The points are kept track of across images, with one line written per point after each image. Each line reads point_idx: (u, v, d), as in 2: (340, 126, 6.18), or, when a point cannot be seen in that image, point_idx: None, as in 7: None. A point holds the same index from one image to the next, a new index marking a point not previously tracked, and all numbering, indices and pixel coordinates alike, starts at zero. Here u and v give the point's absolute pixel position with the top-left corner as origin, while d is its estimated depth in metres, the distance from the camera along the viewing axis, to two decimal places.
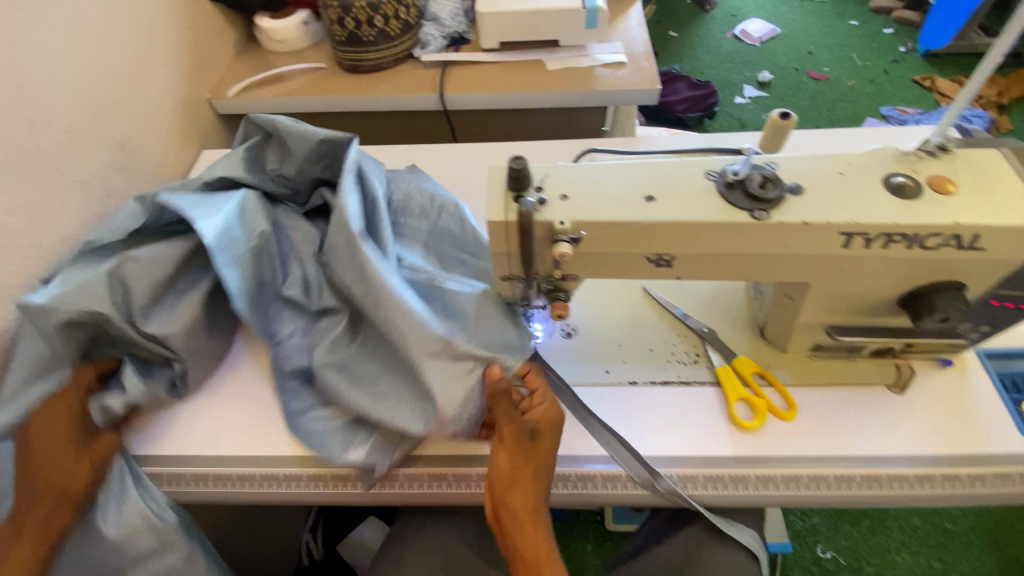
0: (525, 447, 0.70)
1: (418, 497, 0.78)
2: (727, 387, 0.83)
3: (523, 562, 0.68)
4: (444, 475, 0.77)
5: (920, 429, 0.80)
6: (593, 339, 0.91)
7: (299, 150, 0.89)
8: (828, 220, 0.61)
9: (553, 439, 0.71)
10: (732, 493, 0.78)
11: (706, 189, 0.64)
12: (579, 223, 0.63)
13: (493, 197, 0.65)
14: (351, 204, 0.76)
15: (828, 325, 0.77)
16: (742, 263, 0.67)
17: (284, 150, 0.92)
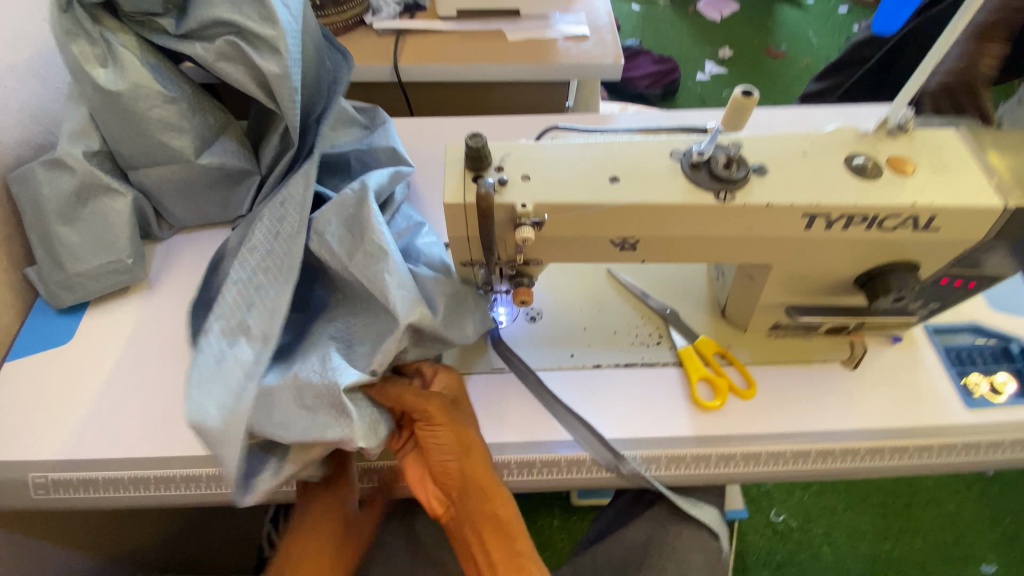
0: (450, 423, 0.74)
1: None
2: (689, 367, 0.84)
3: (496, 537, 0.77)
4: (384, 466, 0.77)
5: (871, 404, 0.82)
6: (557, 323, 0.89)
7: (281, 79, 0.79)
8: (791, 203, 0.61)
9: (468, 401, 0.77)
10: (695, 472, 0.79)
11: (671, 170, 0.62)
12: (542, 206, 0.60)
13: (450, 178, 0.61)
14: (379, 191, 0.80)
15: (787, 306, 0.78)
16: (706, 246, 0.66)
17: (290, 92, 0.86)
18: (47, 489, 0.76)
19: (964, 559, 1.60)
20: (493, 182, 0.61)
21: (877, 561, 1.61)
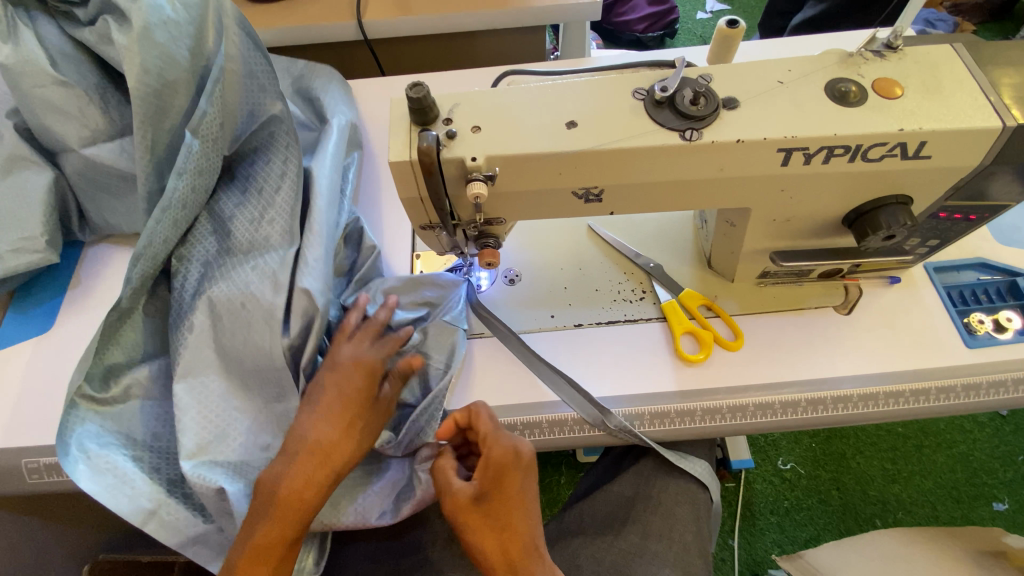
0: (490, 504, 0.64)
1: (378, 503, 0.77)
2: (672, 321, 0.80)
3: None
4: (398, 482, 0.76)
5: (865, 350, 0.79)
6: (536, 284, 0.86)
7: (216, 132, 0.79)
8: (765, 136, 0.56)
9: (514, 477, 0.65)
10: (681, 428, 0.75)
11: (633, 109, 0.57)
12: (493, 158, 0.56)
13: (394, 135, 0.57)
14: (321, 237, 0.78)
15: (772, 252, 0.74)
16: (676, 192, 0.61)
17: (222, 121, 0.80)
18: (41, 473, 0.78)
19: (976, 499, 1.59)
20: (440, 135, 0.57)
21: (887, 504, 1.60)
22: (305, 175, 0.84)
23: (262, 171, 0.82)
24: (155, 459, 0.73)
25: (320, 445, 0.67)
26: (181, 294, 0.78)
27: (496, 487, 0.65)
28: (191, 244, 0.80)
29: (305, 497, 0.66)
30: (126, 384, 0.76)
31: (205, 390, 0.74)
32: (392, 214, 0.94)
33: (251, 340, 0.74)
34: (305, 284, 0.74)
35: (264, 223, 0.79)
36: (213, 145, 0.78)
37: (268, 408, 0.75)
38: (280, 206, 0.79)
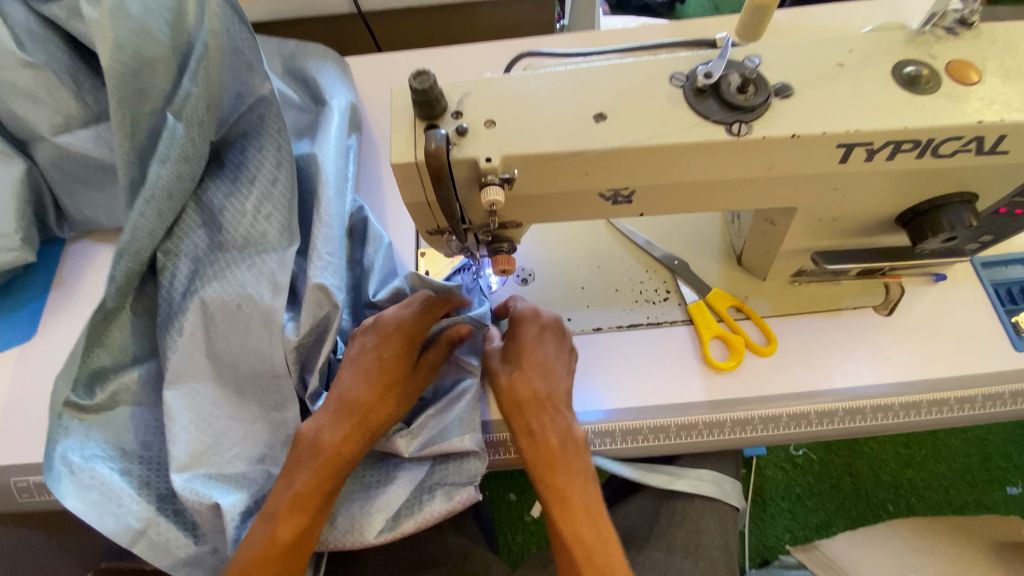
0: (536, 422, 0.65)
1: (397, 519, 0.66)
2: (699, 325, 0.75)
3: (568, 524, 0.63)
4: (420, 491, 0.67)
5: (907, 355, 0.73)
6: (552, 284, 0.80)
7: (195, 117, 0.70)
8: (824, 130, 0.48)
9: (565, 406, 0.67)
10: (710, 440, 0.70)
11: (671, 99, 0.50)
12: (510, 158, 0.49)
13: (397, 132, 0.51)
14: (326, 224, 0.70)
15: (813, 252, 0.67)
16: (716, 192, 0.54)
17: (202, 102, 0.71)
18: (30, 492, 0.72)
19: (989, 482, 1.56)
20: (449, 131, 0.50)
21: (899, 488, 1.58)
22: (302, 163, 0.76)
23: (254, 159, 0.74)
24: (148, 472, 0.67)
25: (363, 400, 0.64)
26: (170, 295, 0.71)
27: (524, 395, 0.66)
28: (180, 238, 0.72)
29: (346, 450, 0.63)
30: (113, 390, 0.69)
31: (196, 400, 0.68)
32: (394, 209, 0.85)
33: (249, 346, 0.68)
34: (319, 280, 0.66)
35: (260, 217, 0.71)
36: (200, 130, 0.71)
37: (264, 417, 0.69)
38: (277, 198, 0.72)
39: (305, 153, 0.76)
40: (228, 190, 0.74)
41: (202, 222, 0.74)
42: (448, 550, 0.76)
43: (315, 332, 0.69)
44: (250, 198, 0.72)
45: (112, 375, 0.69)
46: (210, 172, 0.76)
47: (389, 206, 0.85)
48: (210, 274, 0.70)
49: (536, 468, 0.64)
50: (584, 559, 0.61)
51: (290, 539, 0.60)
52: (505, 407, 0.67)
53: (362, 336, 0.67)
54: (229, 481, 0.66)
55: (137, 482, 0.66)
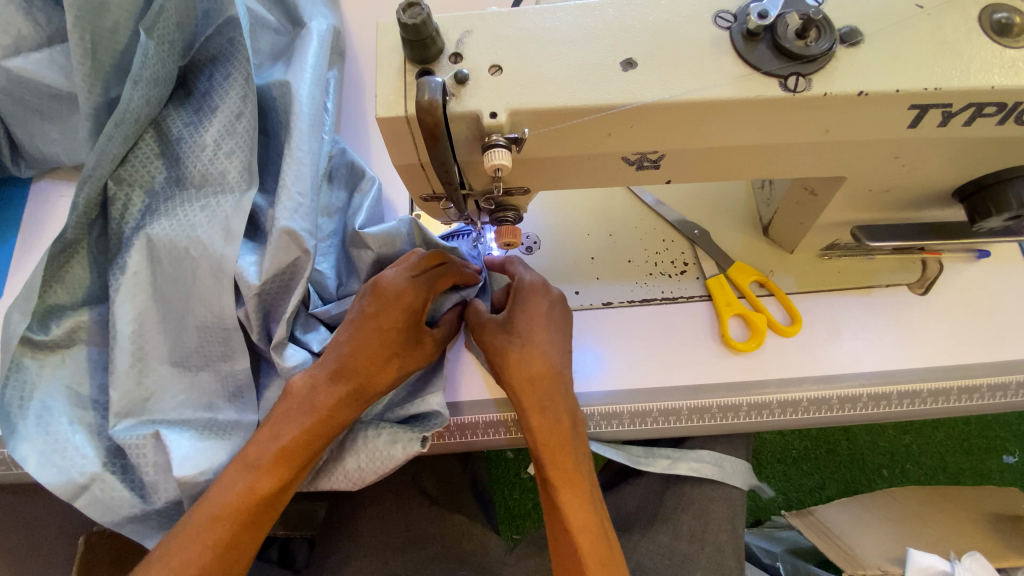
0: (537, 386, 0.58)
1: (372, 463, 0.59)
2: (718, 301, 0.69)
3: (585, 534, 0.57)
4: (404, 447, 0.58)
5: (941, 338, 0.67)
6: (559, 252, 0.73)
7: (161, 31, 0.61)
8: (896, 88, 0.40)
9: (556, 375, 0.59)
10: (721, 425, 0.66)
11: (715, 45, 0.41)
12: (518, 115, 0.41)
13: (384, 77, 0.42)
14: (297, 159, 0.61)
15: (854, 226, 0.60)
16: (758, 158, 0.46)
17: (173, 17, 0.62)
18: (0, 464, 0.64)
19: (987, 451, 1.44)
20: (446, 78, 0.41)
21: (895, 454, 1.45)
22: (268, 93, 0.66)
23: (220, 88, 0.65)
24: (98, 419, 0.60)
25: (356, 362, 0.57)
26: (120, 230, 0.63)
27: (536, 371, 0.59)
28: (136, 168, 0.64)
29: (337, 418, 0.57)
30: (70, 328, 0.61)
31: (150, 353, 0.60)
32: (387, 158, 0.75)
33: (198, 298, 0.60)
34: (288, 223, 0.58)
35: (221, 152, 0.63)
36: (169, 50, 0.63)
37: (210, 367, 0.62)
38: (241, 133, 0.63)
39: (277, 80, 0.65)
40: (194, 120, 0.65)
41: (164, 154, 0.65)
42: (445, 527, 0.73)
43: (280, 279, 0.60)
44: (217, 128, 0.63)
45: (69, 313, 0.61)
46: (175, 100, 0.67)
47: (378, 156, 0.76)
48: (169, 211, 0.62)
49: (540, 446, 0.58)
50: (584, 541, 0.57)
51: (268, 493, 0.55)
52: (512, 380, 0.59)
53: (362, 298, 0.59)
54: (181, 428, 0.59)
55: (89, 435, 0.59)
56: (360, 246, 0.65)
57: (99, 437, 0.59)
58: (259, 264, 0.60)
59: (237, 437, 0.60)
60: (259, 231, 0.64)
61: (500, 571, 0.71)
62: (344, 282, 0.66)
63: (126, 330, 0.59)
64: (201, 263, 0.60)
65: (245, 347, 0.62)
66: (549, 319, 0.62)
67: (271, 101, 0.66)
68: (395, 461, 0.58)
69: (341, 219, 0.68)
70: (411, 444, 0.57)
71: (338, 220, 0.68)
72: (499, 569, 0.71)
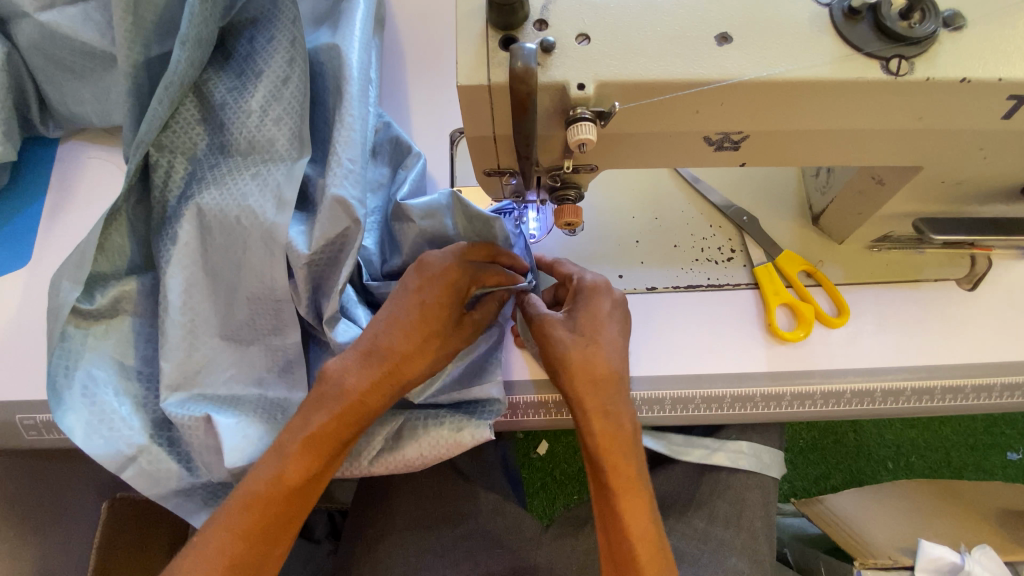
0: (603, 388, 0.56)
1: (432, 450, 0.59)
2: (766, 290, 0.68)
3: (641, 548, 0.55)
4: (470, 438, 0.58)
5: (988, 335, 0.67)
6: (605, 234, 0.72)
7: None
8: (1000, 76, 0.39)
9: (615, 383, 0.56)
10: (764, 413, 0.65)
11: (813, 24, 0.40)
12: (607, 88, 0.39)
13: (465, 42, 0.40)
14: (349, 128, 0.59)
15: (915, 218, 0.59)
16: (841, 143, 0.45)
17: None
18: (40, 430, 0.63)
19: (991, 447, 1.41)
20: (531, 46, 0.39)
21: (901, 447, 1.42)
22: (315, 58, 0.64)
23: (265, 51, 0.62)
24: (144, 391, 0.59)
25: (395, 346, 0.54)
26: (163, 199, 0.61)
27: (597, 372, 0.56)
28: (177, 134, 0.62)
29: (372, 403, 0.54)
30: (115, 297, 0.60)
31: (200, 326, 0.59)
32: (431, 131, 0.73)
33: (247, 270, 0.59)
34: (340, 189, 0.57)
35: (267, 119, 0.60)
36: (215, 9, 0.60)
37: (259, 341, 0.61)
38: (289, 99, 0.61)
39: (325, 44, 0.63)
40: (238, 85, 0.62)
41: (205, 120, 0.63)
42: (479, 506, 0.73)
43: (330, 250, 0.59)
44: (263, 94, 0.61)
45: (112, 282, 0.60)
46: (215, 63, 0.65)
47: (421, 129, 0.74)
48: (214, 180, 0.60)
49: (601, 454, 0.55)
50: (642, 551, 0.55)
51: (299, 481, 0.52)
52: (573, 382, 0.56)
53: (403, 281, 0.57)
54: (228, 405, 0.59)
55: (134, 407, 0.58)
56: (401, 219, 0.62)
57: (144, 410, 0.59)
58: (308, 234, 0.59)
59: (283, 417, 0.60)
60: (308, 201, 0.62)
61: (534, 551, 0.71)
62: (389, 259, 0.65)
63: (173, 302, 0.58)
64: (248, 233, 0.58)
65: (295, 320, 0.61)
66: (610, 319, 0.59)
67: (319, 66, 0.63)
68: (460, 448, 0.59)
69: (386, 194, 0.66)
70: (481, 430, 0.58)
71: (383, 194, 0.66)
72: (533, 548, 0.71)
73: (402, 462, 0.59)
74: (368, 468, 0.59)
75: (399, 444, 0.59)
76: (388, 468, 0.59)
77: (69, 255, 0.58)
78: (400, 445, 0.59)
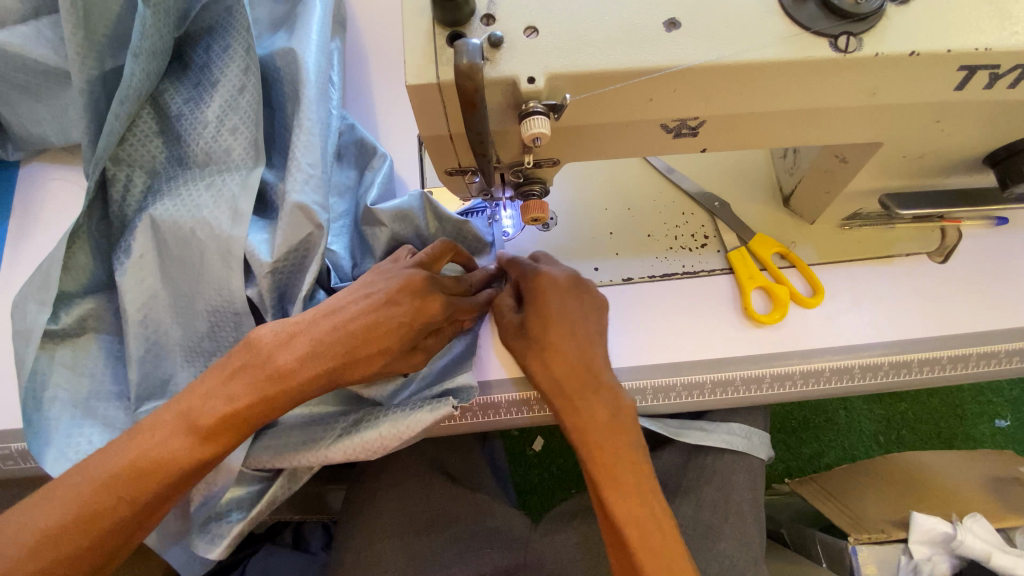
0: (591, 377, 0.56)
1: (386, 433, 0.57)
2: (740, 274, 0.68)
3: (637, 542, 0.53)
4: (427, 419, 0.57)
5: (961, 305, 0.67)
6: (579, 228, 0.72)
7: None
8: (948, 48, 0.39)
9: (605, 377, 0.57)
10: (745, 397, 0.65)
11: (760, 5, 0.40)
12: (558, 80, 0.39)
13: (412, 40, 0.40)
14: (305, 133, 0.58)
15: (882, 194, 0.59)
16: (799, 123, 0.45)
17: None
18: (15, 461, 0.62)
19: (979, 415, 1.42)
20: (480, 42, 0.39)
21: (891, 421, 1.43)
22: (271, 64, 0.63)
23: (220, 60, 0.61)
24: (114, 412, 0.58)
25: (347, 340, 0.53)
26: (123, 214, 0.61)
27: (564, 370, 0.56)
28: (135, 147, 0.61)
29: (298, 384, 0.52)
30: (80, 315, 0.59)
31: (165, 338, 0.59)
32: (398, 134, 0.73)
33: (206, 281, 0.58)
34: (300, 195, 0.56)
35: (224, 129, 0.60)
36: (166, 19, 0.59)
37: (224, 353, 0.60)
38: (245, 107, 0.59)
39: (280, 50, 0.62)
40: (193, 95, 0.61)
41: (163, 132, 0.62)
42: (468, 507, 0.73)
43: (295, 256, 0.58)
44: (218, 104, 0.60)
45: (76, 301, 0.59)
46: (171, 74, 0.64)
47: (388, 131, 0.73)
48: (172, 193, 0.59)
49: (586, 446, 0.55)
50: (637, 540, 0.52)
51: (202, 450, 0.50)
52: (564, 369, 0.56)
53: (379, 280, 0.56)
54: None
55: (105, 428, 0.57)
56: (371, 223, 0.62)
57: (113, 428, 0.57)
58: (271, 241, 0.58)
59: None
60: (270, 209, 0.61)
61: (525, 548, 0.71)
62: (359, 262, 0.65)
63: (134, 315, 0.58)
64: (207, 245, 0.57)
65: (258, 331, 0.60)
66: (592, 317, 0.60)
67: (275, 72, 0.62)
68: (417, 428, 0.57)
69: (351, 198, 0.66)
70: (438, 404, 0.56)
71: (349, 198, 0.66)
72: (525, 546, 0.71)
73: (359, 449, 0.58)
74: (324, 454, 0.58)
75: (356, 430, 0.58)
76: (343, 458, 0.58)
77: (32, 277, 0.56)
78: (358, 430, 0.58)
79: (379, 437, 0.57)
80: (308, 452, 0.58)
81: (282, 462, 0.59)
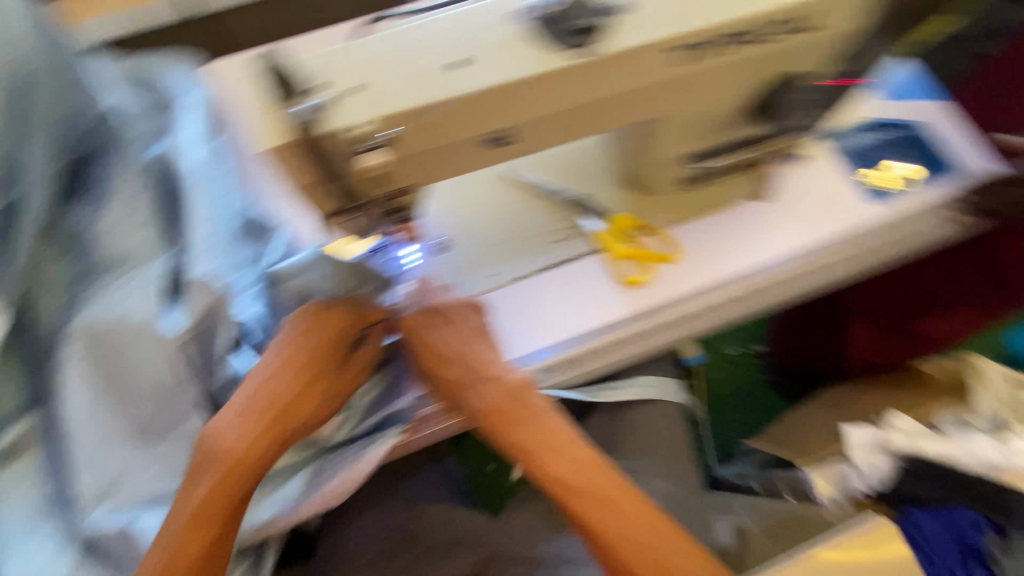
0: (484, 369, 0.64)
1: (345, 478, 0.64)
2: (609, 249, 0.80)
3: (566, 496, 0.59)
4: (379, 453, 0.65)
5: (789, 228, 0.81)
6: (469, 244, 0.82)
7: (42, 133, 0.63)
8: (659, 36, 0.53)
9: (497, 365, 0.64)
10: (638, 347, 0.78)
11: (520, 35, 0.52)
12: (385, 118, 0.50)
13: (263, 117, 0.50)
14: (198, 213, 0.66)
15: (684, 155, 0.74)
16: (587, 110, 0.57)
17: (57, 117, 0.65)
18: None
19: None
20: (315, 100, 0.50)
21: None
22: (161, 166, 0.71)
23: (114, 172, 0.68)
24: (68, 515, 0.63)
25: (276, 394, 0.59)
26: (44, 326, 0.65)
27: (446, 385, 0.64)
28: (43, 268, 0.66)
29: (249, 457, 0.59)
30: (13, 434, 0.64)
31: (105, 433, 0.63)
32: (293, 202, 0.81)
33: (139, 367, 0.63)
34: (202, 267, 0.63)
35: (126, 229, 0.66)
36: (56, 148, 0.65)
37: (170, 434, 0.65)
38: (142, 208, 0.67)
39: (167, 152, 0.70)
40: (91, 210, 0.67)
41: (66, 248, 0.67)
42: (435, 521, 0.77)
43: (211, 320, 0.64)
44: (116, 209, 0.67)
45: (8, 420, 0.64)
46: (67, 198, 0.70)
47: (282, 202, 0.82)
48: (90, 297, 0.64)
49: (494, 428, 0.62)
50: (563, 492, 0.59)
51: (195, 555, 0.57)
52: (458, 371, 0.63)
53: (295, 325, 0.62)
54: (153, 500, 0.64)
55: (60, 534, 0.62)
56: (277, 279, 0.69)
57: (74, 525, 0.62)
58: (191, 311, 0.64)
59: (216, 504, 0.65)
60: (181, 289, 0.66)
61: (493, 540, 0.76)
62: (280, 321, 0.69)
63: (72, 419, 0.62)
64: (127, 329, 0.62)
65: (193, 403, 0.65)
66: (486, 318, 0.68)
67: (166, 170, 0.70)
68: (371, 463, 0.65)
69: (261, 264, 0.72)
70: (386, 437, 0.66)
71: (258, 267, 0.71)
72: (491, 537, 0.76)
73: (324, 497, 0.65)
74: (295, 508, 0.65)
75: (320, 483, 0.66)
76: (314, 510, 0.65)
77: None
78: (319, 481, 0.66)
79: (339, 484, 0.65)
80: (281, 513, 0.65)
81: (260, 529, 0.65)
